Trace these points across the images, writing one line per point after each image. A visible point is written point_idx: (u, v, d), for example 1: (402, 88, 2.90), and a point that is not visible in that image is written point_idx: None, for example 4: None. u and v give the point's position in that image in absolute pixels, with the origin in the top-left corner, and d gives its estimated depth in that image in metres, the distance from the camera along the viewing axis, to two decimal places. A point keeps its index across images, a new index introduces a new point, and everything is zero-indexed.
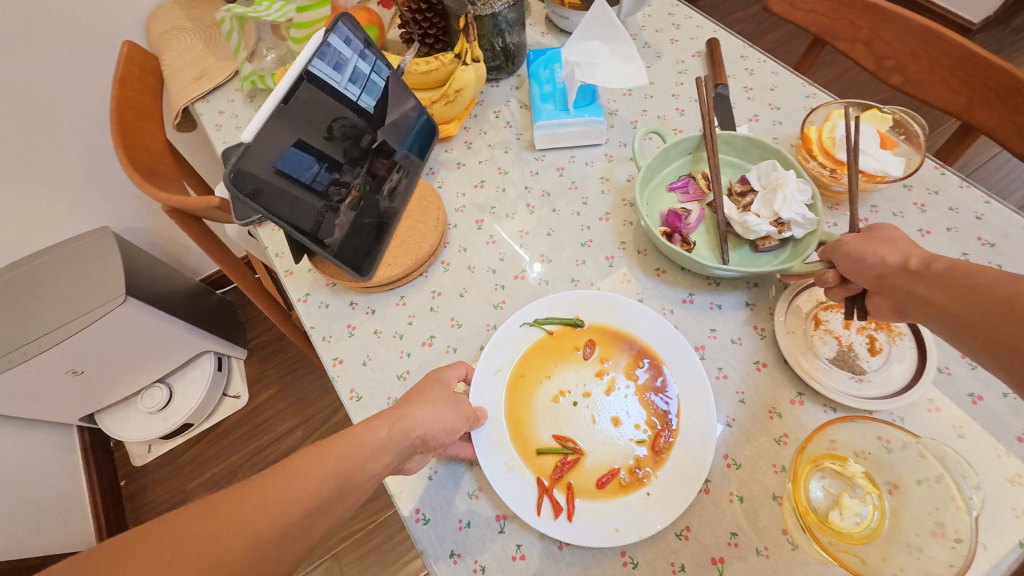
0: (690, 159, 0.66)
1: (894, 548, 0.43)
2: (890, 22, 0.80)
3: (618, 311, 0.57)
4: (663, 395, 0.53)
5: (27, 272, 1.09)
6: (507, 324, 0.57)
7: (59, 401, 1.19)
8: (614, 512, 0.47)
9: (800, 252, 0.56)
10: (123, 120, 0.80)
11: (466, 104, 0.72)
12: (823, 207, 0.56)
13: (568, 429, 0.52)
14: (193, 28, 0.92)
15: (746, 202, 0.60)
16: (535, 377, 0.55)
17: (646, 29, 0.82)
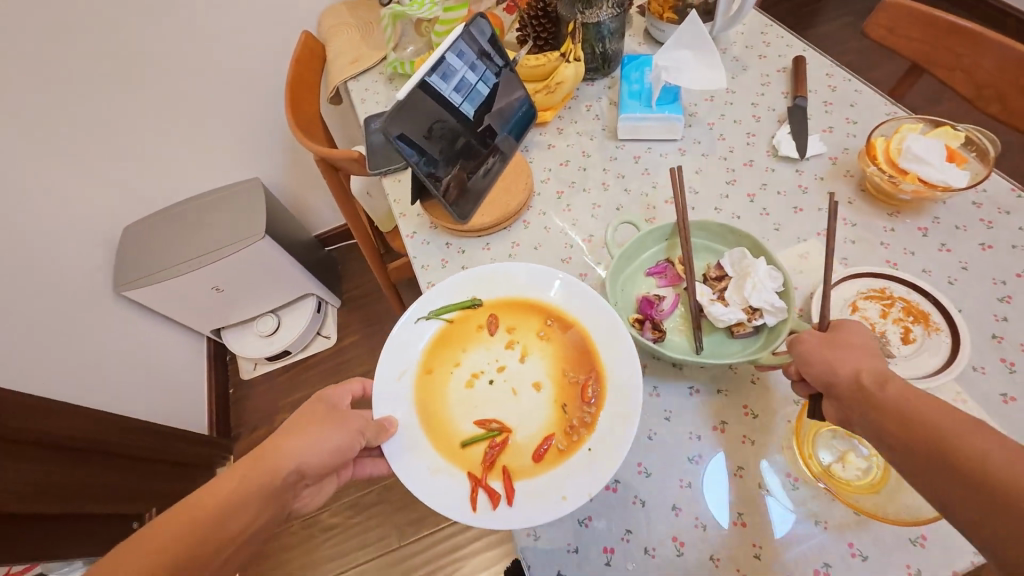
0: (667, 245, 0.70)
1: (889, 499, 0.51)
2: (993, 51, 0.81)
3: (509, 288, 0.66)
4: (574, 345, 0.62)
5: (198, 206, 1.41)
6: (401, 325, 0.63)
7: (200, 312, 1.47)
8: (554, 484, 0.53)
9: (767, 343, 0.58)
10: (295, 89, 1.04)
11: (564, 97, 0.85)
12: (793, 296, 0.58)
13: (483, 402, 0.60)
14: (355, 24, 1.14)
15: (722, 287, 0.64)
16: (438, 364, 0.62)
17: (738, 44, 0.90)
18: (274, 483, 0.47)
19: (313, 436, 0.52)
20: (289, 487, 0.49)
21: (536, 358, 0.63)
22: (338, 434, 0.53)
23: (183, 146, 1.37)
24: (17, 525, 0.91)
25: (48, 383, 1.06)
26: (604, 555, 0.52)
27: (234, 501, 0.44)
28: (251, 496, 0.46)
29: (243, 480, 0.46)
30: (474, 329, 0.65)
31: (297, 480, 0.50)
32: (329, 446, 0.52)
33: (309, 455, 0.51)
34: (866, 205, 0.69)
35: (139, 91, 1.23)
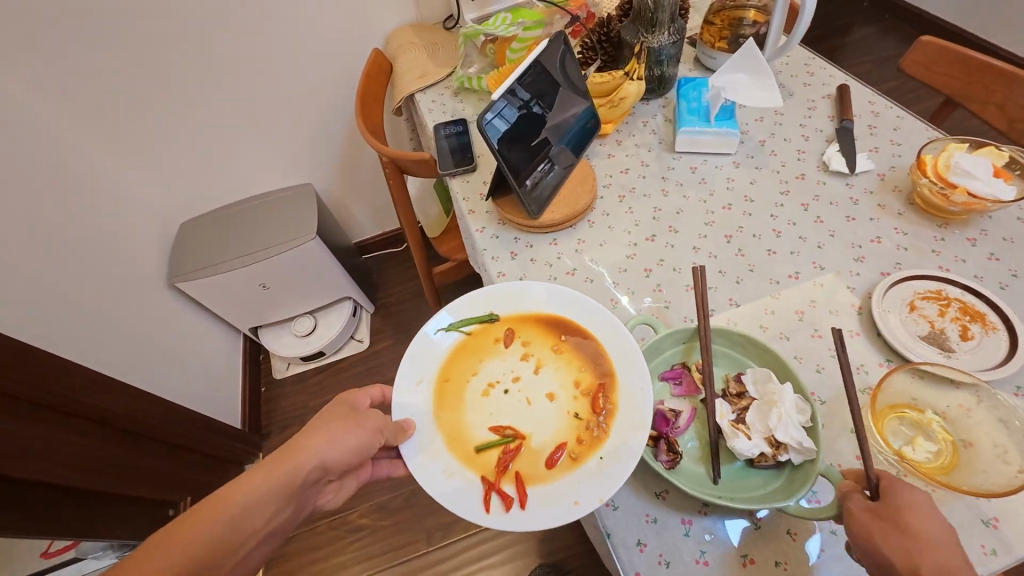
0: (683, 348, 0.63)
1: (961, 479, 0.51)
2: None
3: (526, 304, 0.67)
4: (589, 358, 0.62)
5: (255, 207, 1.49)
6: (419, 334, 0.63)
7: (243, 308, 1.51)
8: (566, 488, 0.53)
9: (795, 483, 0.50)
10: (365, 99, 1.12)
11: (625, 112, 0.92)
12: (824, 435, 0.50)
13: (497, 412, 0.59)
14: (421, 45, 1.24)
15: (742, 407, 0.57)
16: (455, 373, 0.62)
17: (783, 73, 0.97)
18: (299, 479, 0.49)
19: (336, 432, 0.53)
20: (310, 482, 0.51)
21: (549, 371, 0.62)
22: (361, 432, 0.54)
23: (244, 147, 1.44)
24: (68, 499, 0.93)
25: (105, 362, 1.10)
26: (682, 526, 0.54)
27: (262, 497, 0.47)
28: (275, 492, 0.48)
29: (270, 474, 0.48)
30: (491, 341, 0.65)
31: (320, 476, 0.52)
32: (353, 443, 0.53)
33: (333, 451, 0.52)
34: (915, 216, 0.74)
35: (214, 95, 1.31)
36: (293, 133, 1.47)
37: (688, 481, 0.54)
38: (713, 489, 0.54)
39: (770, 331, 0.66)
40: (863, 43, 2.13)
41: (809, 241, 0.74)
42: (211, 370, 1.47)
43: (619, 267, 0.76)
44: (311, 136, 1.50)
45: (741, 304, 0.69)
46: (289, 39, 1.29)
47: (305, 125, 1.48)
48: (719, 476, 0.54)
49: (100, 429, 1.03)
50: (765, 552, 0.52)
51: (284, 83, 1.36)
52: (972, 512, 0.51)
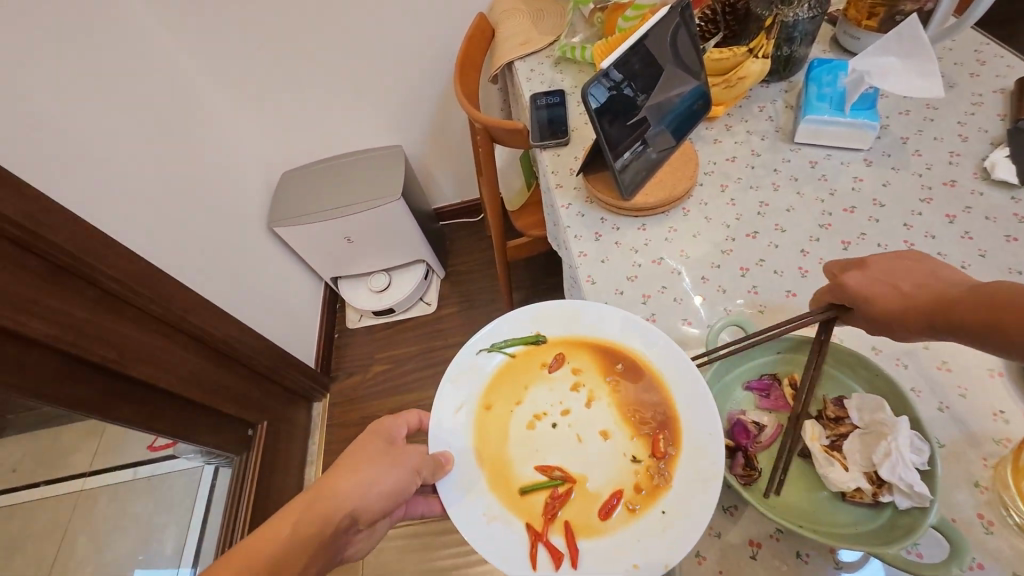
0: (777, 357, 0.57)
1: None
2: None
3: (578, 331, 0.63)
4: (646, 394, 0.57)
5: (348, 164, 1.56)
6: (459, 356, 0.60)
7: (327, 258, 1.61)
8: (622, 549, 0.50)
9: (897, 531, 0.44)
10: (464, 64, 1.12)
11: (740, 94, 0.83)
12: (944, 482, 0.43)
13: (546, 447, 0.56)
14: (526, 11, 1.20)
15: (840, 433, 0.50)
16: (499, 400, 0.59)
17: (945, 59, 0.83)
18: (330, 527, 0.51)
19: (367, 478, 0.54)
20: (342, 531, 0.52)
21: (602, 408, 0.58)
22: (395, 474, 0.55)
23: (344, 104, 1.51)
24: (173, 405, 1.06)
25: (212, 290, 1.22)
26: (749, 547, 0.49)
27: (296, 547, 0.49)
28: (308, 543, 0.49)
29: (301, 523, 0.50)
30: (539, 367, 0.61)
31: (352, 523, 0.53)
32: (386, 487, 0.54)
33: (364, 496, 0.53)
34: None
35: (324, 51, 1.37)
36: (391, 95, 1.51)
37: (764, 502, 0.49)
38: (794, 516, 0.48)
39: (886, 355, 0.57)
40: None
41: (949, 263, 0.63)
42: (294, 311, 1.59)
43: (712, 263, 0.70)
44: (408, 98, 1.54)
45: None
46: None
47: (403, 88, 1.51)
48: (800, 505, 0.49)
49: (203, 349, 1.16)
50: None
51: (387, 43, 1.39)
52: None
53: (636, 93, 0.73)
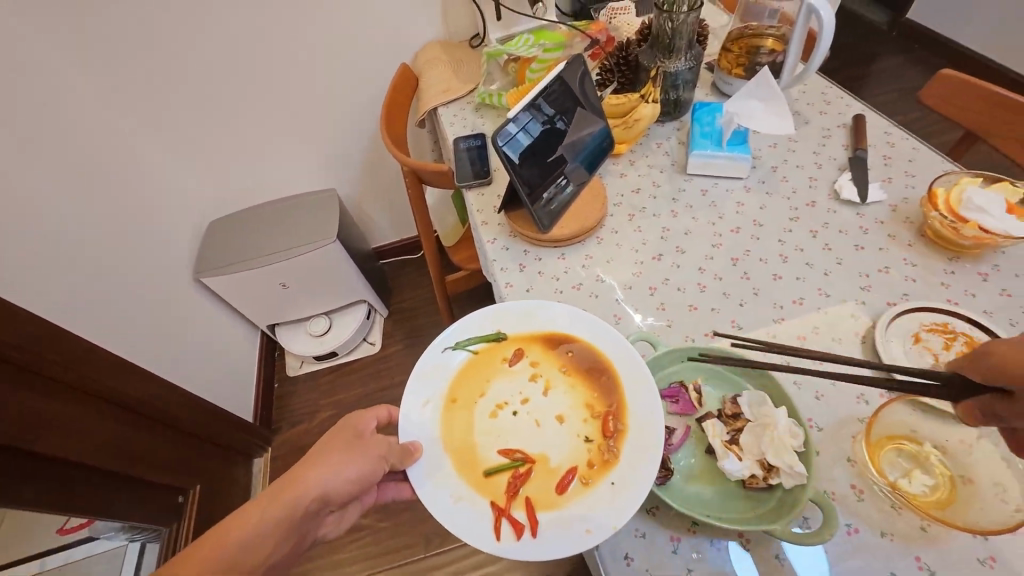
0: (682, 367, 0.64)
1: (957, 514, 0.50)
2: None
3: (535, 326, 0.68)
4: (597, 379, 0.62)
5: (281, 209, 1.55)
6: (425, 355, 0.64)
7: (262, 305, 1.55)
8: (578, 515, 0.53)
9: (786, 508, 0.50)
10: (390, 111, 1.17)
11: (639, 133, 0.94)
12: (816, 460, 0.51)
13: (507, 434, 0.60)
14: (447, 61, 1.29)
15: (736, 429, 0.57)
16: (463, 393, 0.63)
17: (800, 101, 0.98)
18: (297, 515, 0.52)
19: (333, 467, 0.55)
20: (309, 517, 0.53)
21: (558, 395, 0.63)
22: (361, 464, 0.55)
23: (275, 149, 1.50)
24: (87, 480, 0.97)
25: (135, 350, 1.16)
26: (671, 543, 0.54)
27: (257, 539, 0.49)
28: (269, 535, 0.50)
29: (268, 512, 0.51)
30: (500, 362, 0.65)
31: (319, 510, 0.54)
32: (353, 474, 0.55)
33: (330, 485, 0.54)
34: (927, 248, 0.74)
35: (252, 98, 1.37)
36: (321, 140, 1.53)
37: (679, 499, 0.54)
38: (704, 509, 0.54)
39: (772, 356, 0.66)
40: (889, 72, 2.14)
41: (816, 268, 0.75)
42: (228, 364, 1.51)
43: (625, 284, 0.78)
44: (339, 143, 1.56)
45: (744, 327, 0.70)
46: (323, 51, 1.35)
47: (333, 133, 1.53)
48: (710, 498, 0.55)
49: (124, 416, 1.08)
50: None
51: (317, 91, 1.42)
52: (968, 550, 0.50)
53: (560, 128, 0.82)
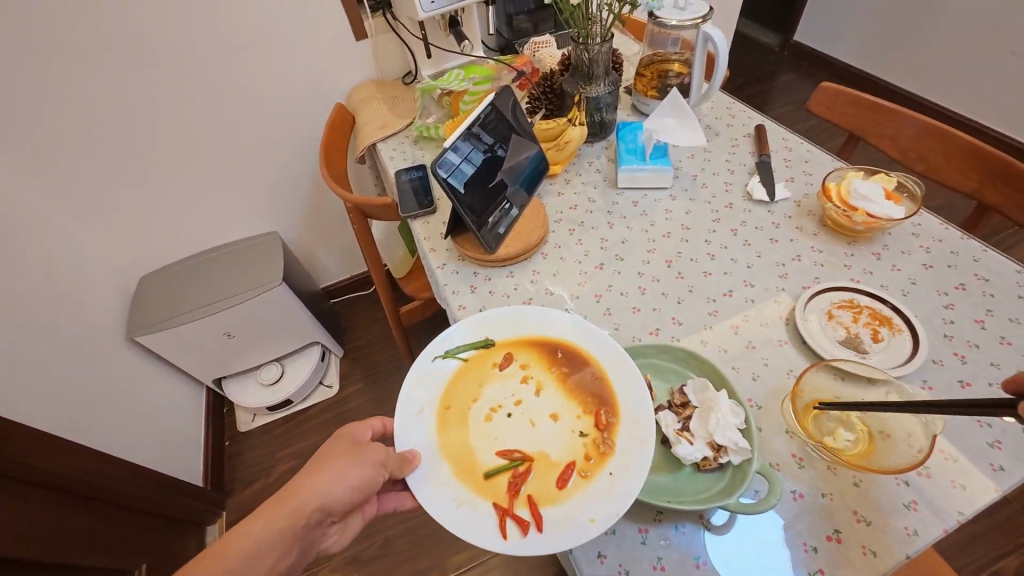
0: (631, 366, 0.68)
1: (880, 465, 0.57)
2: (905, 123, 1.03)
3: (521, 332, 0.70)
4: (587, 375, 0.65)
5: (220, 256, 1.49)
6: (417, 364, 0.65)
7: (205, 360, 1.47)
8: (579, 506, 0.55)
9: (737, 483, 0.54)
10: (329, 150, 1.18)
11: (570, 154, 1.00)
12: (756, 434, 0.56)
13: (503, 436, 0.61)
14: (382, 98, 1.32)
15: (686, 417, 0.61)
16: (457, 400, 0.64)
17: (709, 116, 1.09)
18: (297, 524, 0.52)
19: (331, 475, 0.54)
20: (309, 527, 0.53)
21: (549, 395, 0.64)
22: (358, 471, 0.55)
23: (210, 196, 1.45)
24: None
25: (58, 420, 1.05)
26: (639, 534, 0.56)
27: (254, 552, 0.50)
28: (267, 547, 0.50)
29: (267, 523, 0.51)
30: (491, 367, 0.67)
31: (319, 520, 0.54)
32: (351, 483, 0.54)
33: (328, 494, 0.53)
34: (829, 236, 0.83)
35: (182, 146, 1.32)
36: (259, 184, 1.50)
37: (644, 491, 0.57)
38: (669, 496, 0.57)
39: (710, 347, 0.71)
40: (786, 86, 2.41)
41: (740, 262, 0.82)
42: (171, 427, 1.40)
43: (572, 295, 0.82)
44: (278, 186, 1.53)
45: (683, 323, 0.75)
46: (255, 96, 1.34)
47: (271, 176, 1.50)
48: (671, 485, 0.58)
49: (48, 494, 0.98)
50: (721, 552, 0.55)
51: (253, 134, 1.39)
52: (894, 497, 0.56)
53: (497, 154, 0.87)
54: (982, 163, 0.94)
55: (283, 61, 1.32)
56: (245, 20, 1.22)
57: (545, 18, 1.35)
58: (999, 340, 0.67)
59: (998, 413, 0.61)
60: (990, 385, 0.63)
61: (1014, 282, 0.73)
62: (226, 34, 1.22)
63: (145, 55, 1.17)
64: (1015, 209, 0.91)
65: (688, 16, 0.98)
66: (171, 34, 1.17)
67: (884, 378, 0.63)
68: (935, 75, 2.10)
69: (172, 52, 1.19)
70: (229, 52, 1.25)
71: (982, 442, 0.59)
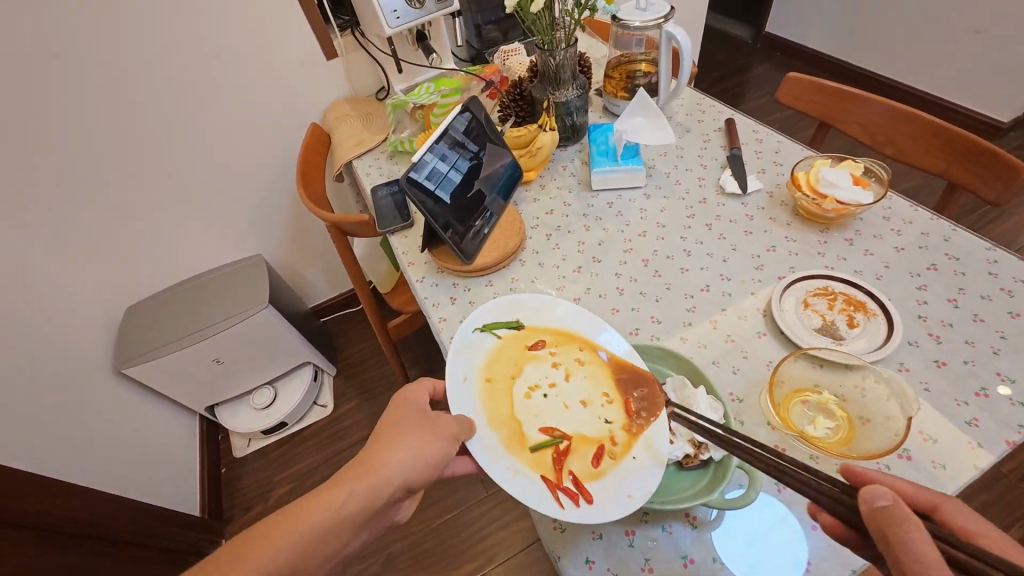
0: None
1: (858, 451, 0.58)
2: (869, 107, 1.05)
3: (552, 317, 0.70)
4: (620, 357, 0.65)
5: (204, 282, 1.48)
6: (459, 334, 0.65)
7: (196, 388, 1.45)
8: (618, 483, 0.55)
9: (719, 479, 0.55)
10: (305, 170, 1.18)
11: (543, 159, 1.00)
12: (735, 428, 0.57)
13: (542, 414, 0.61)
14: (357, 115, 1.33)
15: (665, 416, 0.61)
16: (498, 375, 0.64)
17: (679, 113, 1.10)
18: (383, 495, 0.53)
19: (411, 449, 0.54)
20: (387, 502, 0.54)
21: (583, 376, 0.64)
22: (435, 447, 0.55)
23: (192, 223, 1.44)
24: None
25: (44, 459, 1.04)
26: (626, 537, 0.56)
27: (334, 523, 0.51)
28: (347, 519, 0.51)
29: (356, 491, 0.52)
30: (526, 347, 0.67)
31: (396, 496, 0.55)
32: (428, 460, 0.54)
33: (409, 469, 0.54)
34: (802, 225, 0.84)
35: (159, 173, 1.32)
36: (241, 208, 1.49)
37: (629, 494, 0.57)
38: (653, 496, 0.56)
39: (690, 345, 0.72)
40: (760, 78, 2.43)
41: (716, 256, 0.83)
42: (164, 459, 1.39)
43: None
44: (259, 209, 1.52)
45: (662, 321, 0.75)
46: (229, 120, 1.34)
47: (253, 200, 1.50)
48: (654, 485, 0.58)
49: (35, 535, 0.96)
50: (710, 549, 0.54)
51: (230, 158, 1.39)
52: None
53: (471, 166, 0.86)
54: (946, 141, 0.95)
55: (256, 84, 1.32)
56: (214, 44, 1.22)
57: (513, 26, 1.36)
58: (972, 318, 0.68)
59: (975, 391, 0.61)
60: (964, 363, 0.64)
61: (984, 260, 0.74)
62: (196, 60, 1.22)
63: (114, 84, 1.16)
64: (982, 184, 0.92)
65: (650, 17, 0.99)
66: (140, 62, 1.16)
67: (861, 362, 0.63)
68: (906, 59, 2.12)
69: (142, 80, 1.19)
70: (200, 76, 1.24)
71: (960, 421, 0.59)
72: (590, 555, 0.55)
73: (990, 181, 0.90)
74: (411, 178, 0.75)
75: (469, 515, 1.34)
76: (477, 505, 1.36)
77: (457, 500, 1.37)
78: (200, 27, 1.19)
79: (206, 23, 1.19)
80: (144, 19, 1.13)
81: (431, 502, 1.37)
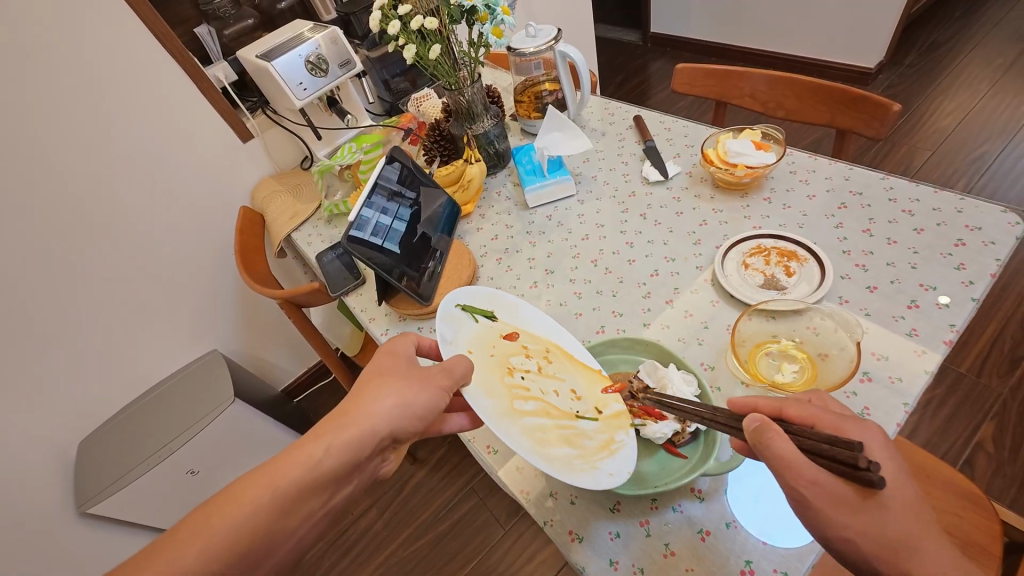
0: (602, 365, 0.70)
1: (819, 387, 0.62)
2: (745, 80, 1.17)
3: (533, 312, 0.70)
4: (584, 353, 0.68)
5: (166, 387, 1.39)
6: (444, 304, 0.64)
7: (174, 506, 1.34)
8: (599, 463, 0.57)
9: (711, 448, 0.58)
10: (244, 254, 1.16)
11: (477, 190, 1.04)
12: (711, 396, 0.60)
13: (530, 396, 0.60)
14: (287, 189, 1.33)
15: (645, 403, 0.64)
16: (483, 352, 0.62)
17: (592, 120, 1.17)
18: (365, 444, 0.51)
19: (395, 393, 0.53)
20: (371, 451, 0.52)
21: (567, 367, 0.65)
22: (423, 393, 0.53)
23: (137, 335, 1.36)
24: None
25: None
26: (642, 528, 0.57)
27: (310, 479, 0.49)
28: (326, 474, 0.50)
29: (333, 441, 0.51)
30: (509, 333, 0.66)
31: (381, 447, 0.53)
32: (418, 408, 0.53)
33: (391, 423, 0.52)
34: (723, 195, 0.90)
35: (91, 292, 1.25)
36: (188, 306, 1.43)
37: (635, 484, 0.57)
38: (657, 480, 0.58)
39: (657, 332, 0.74)
40: (659, 74, 2.62)
41: (656, 241, 0.87)
42: None
43: None
44: (206, 303, 1.47)
45: (623, 314, 0.79)
46: (156, 221, 1.30)
47: (199, 297, 1.45)
48: (652, 471, 0.59)
49: None
50: (723, 515, 0.56)
51: (165, 258, 1.34)
52: (849, 408, 0.60)
53: (411, 208, 0.87)
54: (819, 94, 1.07)
55: (177, 181, 1.30)
56: (128, 150, 1.20)
57: (418, 74, 1.44)
58: (887, 242, 0.75)
59: (907, 304, 0.67)
60: (892, 283, 0.70)
61: (882, 189, 0.82)
62: (107, 168, 1.18)
63: (24, 213, 1.10)
64: (857, 123, 1.03)
65: (541, 41, 1.07)
66: (49, 184, 1.12)
67: (802, 304, 0.68)
68: (775, 32, 2.36)
69: (57, 200, 1.14)
70: (117, 185, 1.21)
71: (901, 334, 0.65)
72: (614, 557, 0.55)
73: (861, 120, 1.02)
74: (352, 239, 0.75)
75: (493, 557, 1.30)
76: (498, 544, 1.32)
77: (477, 545, 1.33)
78: (108, 137, 1.16)
79: (113, 131, 1.16)
80: (45, 143, 1.09)
81: (451, 555, 1.33)
